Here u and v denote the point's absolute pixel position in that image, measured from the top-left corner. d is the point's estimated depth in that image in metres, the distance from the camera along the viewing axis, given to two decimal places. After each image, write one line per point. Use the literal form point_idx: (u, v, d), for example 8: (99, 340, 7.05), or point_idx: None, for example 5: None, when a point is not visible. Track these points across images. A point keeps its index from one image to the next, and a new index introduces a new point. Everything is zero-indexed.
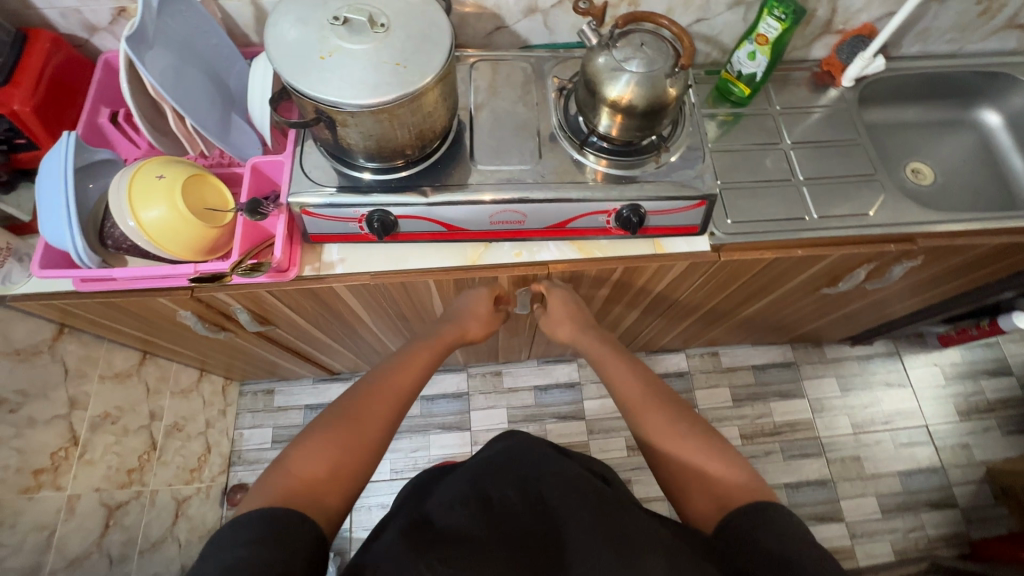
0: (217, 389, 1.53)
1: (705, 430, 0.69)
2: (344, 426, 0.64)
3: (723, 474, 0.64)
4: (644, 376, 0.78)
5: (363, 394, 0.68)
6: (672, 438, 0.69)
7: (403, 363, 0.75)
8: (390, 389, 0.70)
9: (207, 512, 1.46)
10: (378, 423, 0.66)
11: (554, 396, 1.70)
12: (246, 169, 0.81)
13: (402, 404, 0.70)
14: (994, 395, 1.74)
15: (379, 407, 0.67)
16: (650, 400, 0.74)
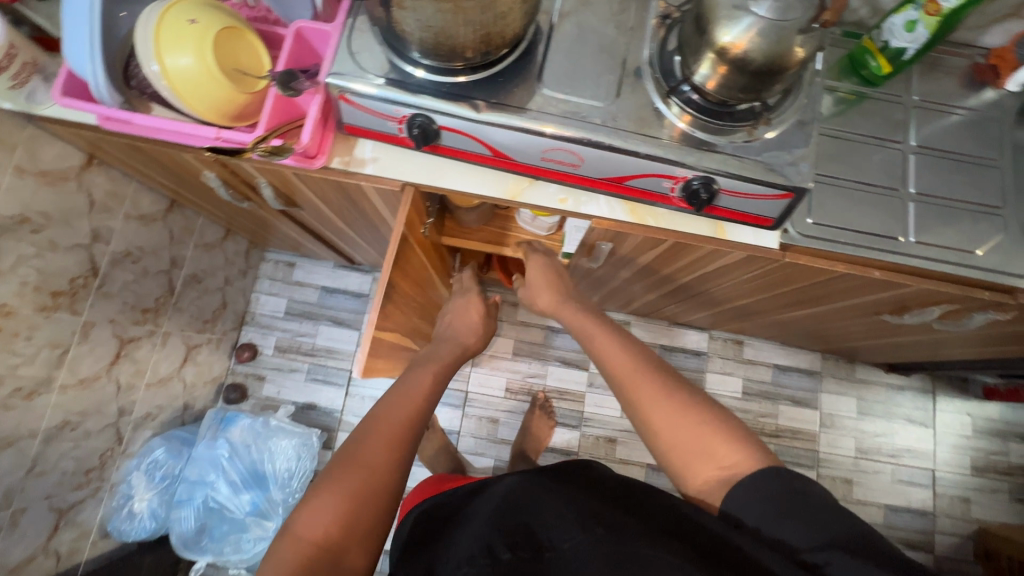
0: (241, 251, 1.55)
1: (701, 396, 0.72)
2: (349, 481, 0.62)
3: (727, 451, 0.66)
4: (632, 350, 0.81)
5: (366, 436, 0.67)
6: (671, 417, 0.70)
7: (401, 394, 0.75)
8: (392, 424, 0.70)
9: (215, 362, 1.54)
10: (379, 466, 0.65)
11: (563, 341, 1.67)
12: (289, 33, 0.72)
13: (412, 429, 0.71)
14: (1017, 460, 1.64)
15: (379, 447, 0.66)
16: (637, 370, 0.77)
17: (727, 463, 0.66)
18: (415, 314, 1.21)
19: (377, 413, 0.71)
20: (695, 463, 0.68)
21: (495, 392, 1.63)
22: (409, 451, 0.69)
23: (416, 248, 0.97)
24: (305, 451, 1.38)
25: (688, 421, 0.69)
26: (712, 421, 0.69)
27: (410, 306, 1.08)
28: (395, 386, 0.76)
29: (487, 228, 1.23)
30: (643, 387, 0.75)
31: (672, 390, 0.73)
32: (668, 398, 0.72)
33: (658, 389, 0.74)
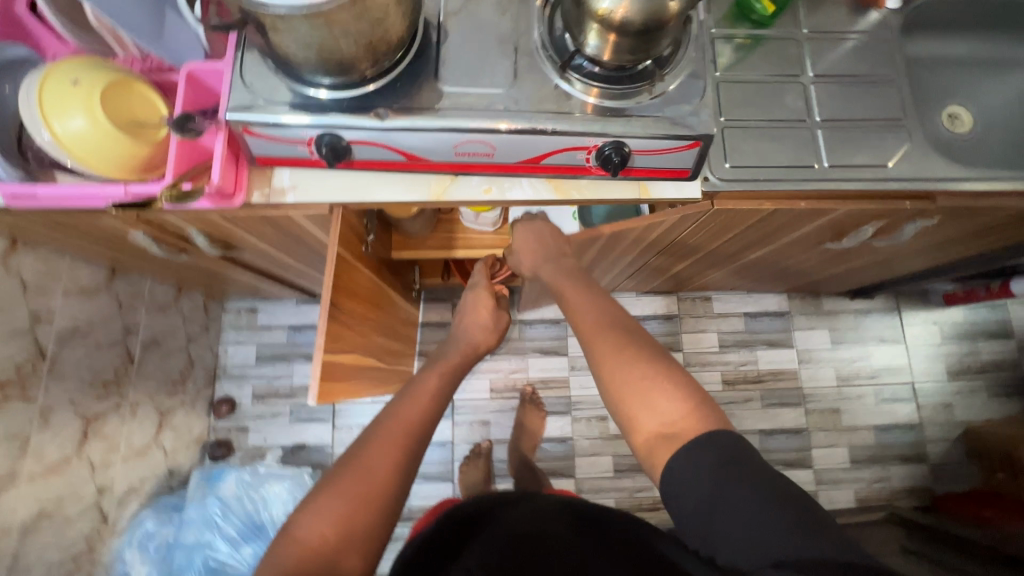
0: (198, 306, 1.52)
1: (657, 356, 0.67)
2: (353, 488, 0.63)
3: (675, 403, 0.63)
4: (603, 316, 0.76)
5: (366, 445, 0.68)
6: (624, 368, 0.67)
7: (400, 406, 0.74)
8: (392, 435, 0.70)
9: (193, 422, 1.52)
10: (379, 480, 0.65)
11: (538, 331, 1.68)
12: (182, 77, 0.72)
13: (414, 439, 0.71)
14: (989, 357, 1.70)
15: (380, 461, 0.67)
16: (603, 332, 0.73)
17: (671, 416, 0.62)
18: (382, 333, 1.21)
19: (376, 426, 0.71)
20: (639, 413, 0.63)
21: (482, 395, 1.64)
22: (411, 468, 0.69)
23: (360, 265, 0.97)
24: (299, 491, 1.36)
25: (643, 374, 0.65)
26: (667, 377, 0.65)
27: (370, 327, 1.08)
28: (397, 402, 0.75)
29: (435, 235, 1.24)
30: (603, 339, 0.72)
31: (634, 340, 0.71)
32: (628, 349, 0.69)
33: (618, 339, 0.71)
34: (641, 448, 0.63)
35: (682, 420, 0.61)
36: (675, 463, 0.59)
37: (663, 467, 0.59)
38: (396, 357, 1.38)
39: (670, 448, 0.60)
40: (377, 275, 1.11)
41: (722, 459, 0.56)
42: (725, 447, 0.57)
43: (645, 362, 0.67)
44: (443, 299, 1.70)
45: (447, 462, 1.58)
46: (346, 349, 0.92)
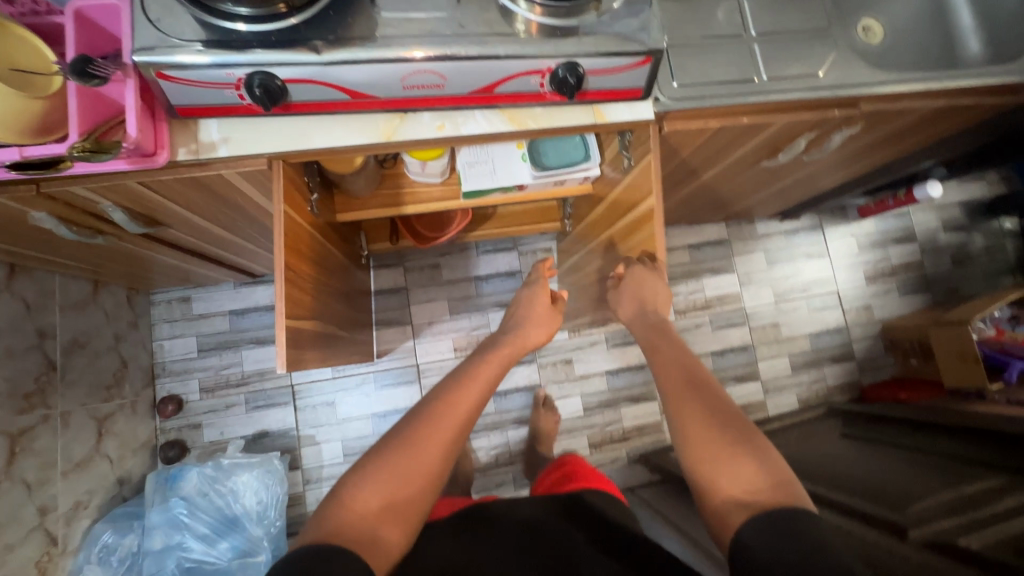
0: (121, 301, 1.38)
1: (750, 437, 0.70)
2: (402, 466, 0.67)
3: (759, 476, 0.65)
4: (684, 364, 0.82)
5: (415, 433, 0.70)
6: (707, 416, 0.72)
7: (457, 396, 0.75)
8: (447, 430, 0.71)
9: (138, 426, 1.40)
10: (428, 470, 0.68)
11: (495, 285, 1.67)
12: (69, 18, 0.62)
13: (469, 422, 0.74)
14: (898, 260, 1.90)
15: (434, 451, 0.70)
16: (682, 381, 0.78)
17: (754, 488, 0.65)
18: (339, 300, 1.16)
19: (430, 415, 0.72)
20: (722, 476, 0.66)
21: (446, 355, 1.62)
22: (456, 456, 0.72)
23: (307, 223, 0.91)
24: (270, 478, 1.30)
25: (721, 435, 0.70)
26: (755, 448, 0.68)
27: (327, 293, 1.03)
28: (447, 394, 0.75)
29: (381, 192, 1.18)
30: (686, 390, 0.77)
31: (714, 398, 0.75)
32: (719, 408, 0.73)
33: (699, 397, 0.76)
34: (712, 513, 0.65)
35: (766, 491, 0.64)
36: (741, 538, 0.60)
37: (737, 534, 0.61)
38: (354, 326, 1.33)
39: (747, 516, 0.62)
40: (324, 237, 1.05)
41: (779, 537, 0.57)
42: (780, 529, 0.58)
43: (723, 423, 0.72)
44: (394, 264, 1.65)
45: None
46: (307, 314, 0.87)
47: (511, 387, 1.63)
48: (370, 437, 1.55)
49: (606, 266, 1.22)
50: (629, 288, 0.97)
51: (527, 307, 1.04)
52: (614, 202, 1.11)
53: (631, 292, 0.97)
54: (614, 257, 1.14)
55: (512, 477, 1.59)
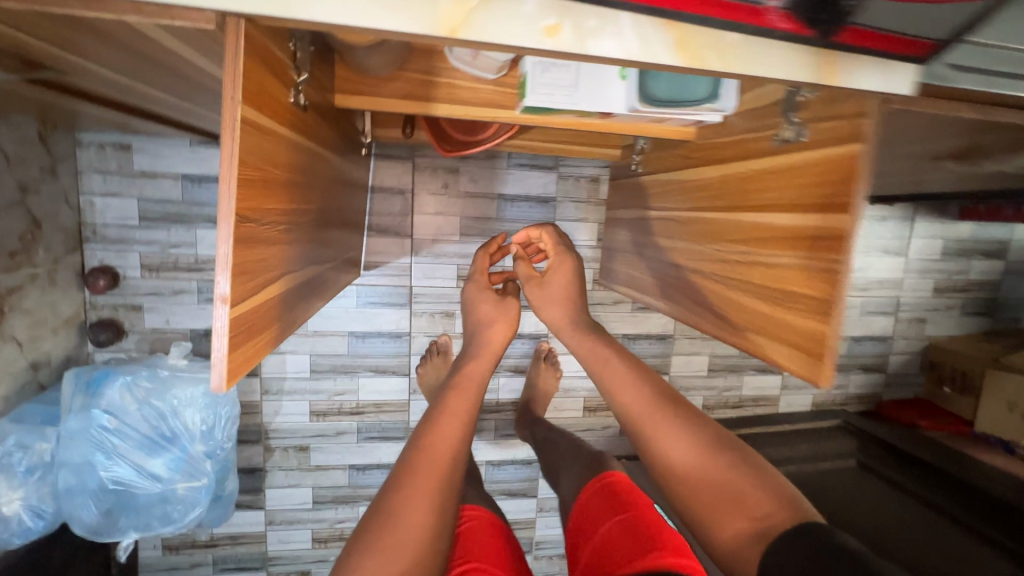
0: (29, 139, 1.02)
1: (741, 460, 0.68)
2: (394, 534, 0.66)
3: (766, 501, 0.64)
4: (649, 384, 0.78)
5: (404, 496, 0.69)
6: (693, 459, 0.69)
7: (433, 441, 0.76)
8: (427, 483, 0.71)
9: (59, 300, 1.13)
10: (419, 524, 0.68)
11: (521, 211, 1.35)
12: None
13: (448, 466, 0.75)
14: (976, 276, 1.65)
15: (423, 509, 0.69)
16: (655, 411, 0.74)
17: (759, 514, 0.63)
18: (325, 219, 0.84)
19: (413, 469, 0.72)
20: (725, 514, 0.64)
21: (447, 283, 1.35)
22: (447, 512, 0.72)
23: (283, 121, 0.56)
24: (219, 396, 1.10)
25: (720, 471, 0.67)
26: (754, 478, 0.65)
27: (308, 220, 0.72)
28: (425, 448, 0.75)
29: (404, 74, 0.80)
30: (664, 424, 0.72)
31: (698, 433, 0.71)
32: (699, 443, 0.70)
33: (684, 432, 0.71)
34: (726, 550, 0.63)
35: (771, 518, 0.61)
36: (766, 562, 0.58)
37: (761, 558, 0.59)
38: (341, 243, 1.03)
39: (756, 547, 0.60)
40: (313, 134, 0.70)
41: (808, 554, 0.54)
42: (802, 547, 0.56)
43: (717, 455, 0.68)
44: (400, 158, 1.29)
45: (403, 356, 1.36)
46: (267, 274, 0.55)
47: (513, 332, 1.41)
48: (343, 356, 1.34)
49: (682, 246, 0.91)
50: (553, 288, 1.00)
51: (475, 302, 1.07)
52: (732, 171, 0.77)
53: (555, 294, 0.98)
54: (705, 243, 0.84)
55: (493, 424, 1.45)
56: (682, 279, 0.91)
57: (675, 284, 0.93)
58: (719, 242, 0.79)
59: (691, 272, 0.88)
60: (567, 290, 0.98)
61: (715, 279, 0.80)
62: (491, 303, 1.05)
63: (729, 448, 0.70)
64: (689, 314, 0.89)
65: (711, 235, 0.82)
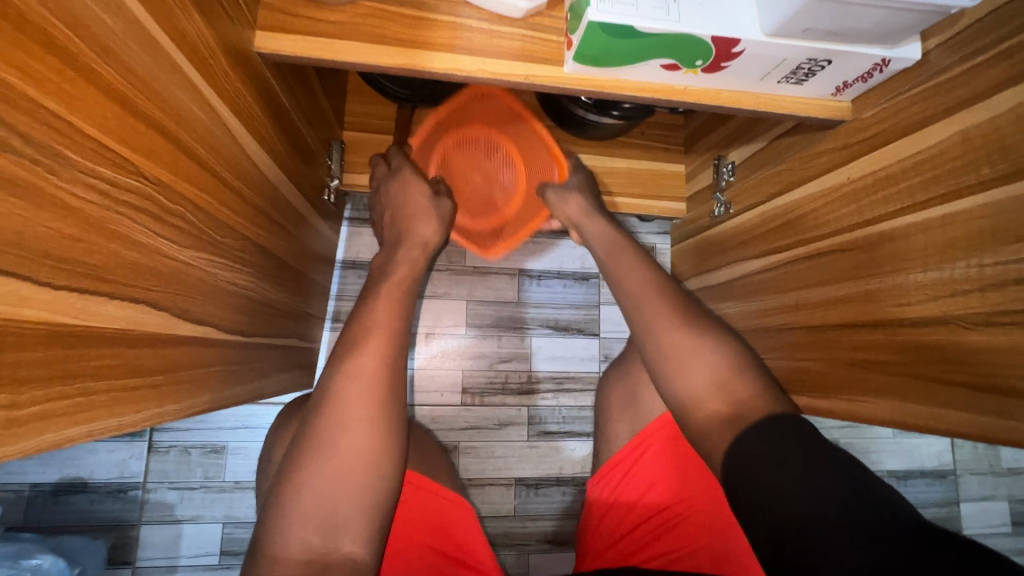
0: None
1: (744, 363, 0.55)
2: (322, 473, 0.48)
3: (757, 396, 0.52)
4: (662, 279, 0.64)
5: (330, 421, 0.50)
6: (709, 387, 0.53)
7: (360, 353, 0.53)
8: (360, 406, 0.51)
9: None
10: (355, 457, 0.49)
11: (550, 293, 0.96)
12: None
13: (393, 378, 0.54)
14: None
15: (365, 431, 0.50)
16: (666, 308, 0.60)
17: (737, 397, 0.52)
18: (227, 245, 0.45)
19: (340, 388, 0.51)
20: (709, 393, 0.53)
21: (446, 399, 0.91)
22: (399, 429, 0.53)
23: None
24: None
25: (745, 400, 0.51)
26: (744, 372, 0.54)
27: (145, 223, 0.33)
28: (347, 366, 0.52)
29: (378, 8, 0.48)
30: (690, 361, 0.55)
31: (725, 361, 0.55)
32: (730, 375, 0.54)
33: (706, 365, 0.55)
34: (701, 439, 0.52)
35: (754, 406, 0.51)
36: (736, 447, 0.47)
37: (734, 441, 0.47)
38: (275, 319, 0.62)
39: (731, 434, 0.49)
40: (173, 29, 0.33)
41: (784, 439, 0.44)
42: (786, 433, 0.45)
43: (737, 377, 0.54)
44: None
45: None
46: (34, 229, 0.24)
47: (546, 475, 0.92)
48: None
49: (884, 287, 0.49)
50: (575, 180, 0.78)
51: (409, 187, 0.72)
52: (1005, 106, 0.39)
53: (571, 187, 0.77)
54: (964, 259, 0.41)
55: None
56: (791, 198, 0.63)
57: (881, 361, 0.48)
58: (1020, 242, 0.37)
59: (930, 327, 0.44)
60: (595, 196, 0.78)
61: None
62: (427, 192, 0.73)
63: (748, 363, 0.56)
64: (943, 415, 0.42)
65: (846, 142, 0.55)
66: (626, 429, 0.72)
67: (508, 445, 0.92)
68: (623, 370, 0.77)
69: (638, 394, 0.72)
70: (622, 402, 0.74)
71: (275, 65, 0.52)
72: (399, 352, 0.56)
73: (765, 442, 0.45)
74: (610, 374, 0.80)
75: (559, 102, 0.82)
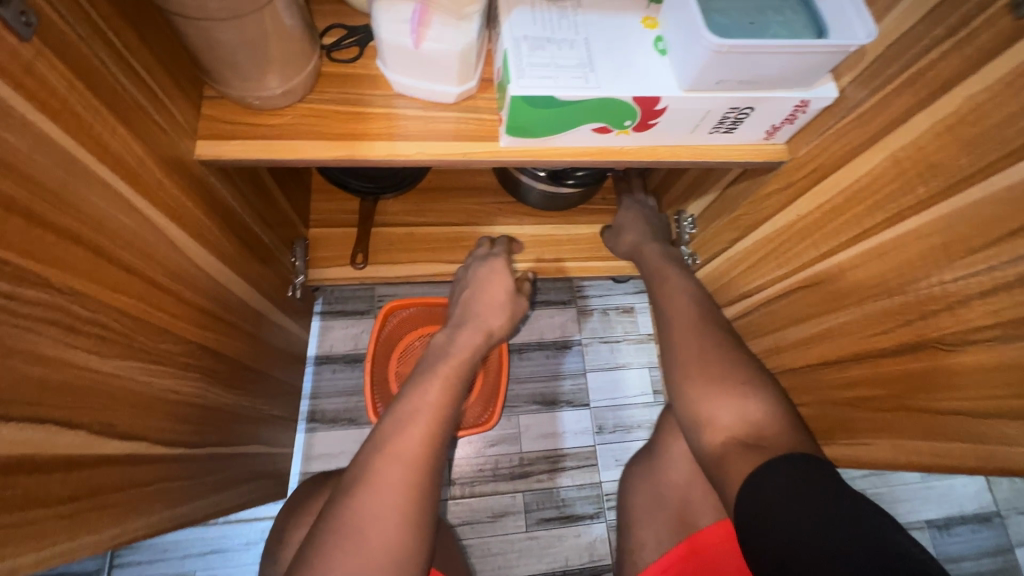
0: None
1: (775, 395, 0.49)
2: (345, 565, 0.43)
3: (781, 427, 0.46)
4: (704, 302, 0.60)
5: (364, 505, 0.45)
6: (728, 409, 0.49)
7: (407, 432, 0.49)
8: (397, 492, 0.46)
9: None
10: (384, 549, 0.44)
11: (533, 365, 0.93)
12: None
13: (434, 467, 0.49)
14: None
15: (395, 521, 0.45)
16: (703, 324, 0.57)
17: (756, 424, 0.46)
18: (165, 352, 0.43)
19: (381, 470, 0.47)
20: (723, 410, 0.49)
21: None
22: (430, 522, 0.48)
23: None
24: None
25: (766, 430, 0.46)
26: (771, 403, 0.48)
27: (51, 343, 0.31)
28: (391, 446, 0.48)
29: (316, 108, 0.51)
30: (713, 381, 0.51)
31: (753, 390, 0.49)
32: (750, 400, 0.48)
33: (726, 387, 0.50)
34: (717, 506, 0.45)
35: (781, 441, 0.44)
36: (751, 485, 0.40)
37: (760, 467, 0.41)
38: (236, 427, 0.59)
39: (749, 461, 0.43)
40: (94, 142, 0.34)
41: (800, 488, 0.38)
42: (802, 468, 0.39)
43: (762, 405, 0.48)
44: (358, 314, 0.93)
45: None
46: None
47: (552, 569, 0.83)
48: None
49: (856, 318, 0.46)
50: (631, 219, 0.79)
51: (493, 275, 0.71)
52: (923, 127, 0.40)
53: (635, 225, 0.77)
54: (925, 279, 0.40)
55: None
56: (756, 241, 0.62)
57: (871, 396, 0.45)
58: (973, 254, 0.36)
59: (912, 354, 0.41)
60: (659, 232, 0.77)
61: (1007, 337, 0.34)
62: (508, 287, 0.71)
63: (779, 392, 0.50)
64: (948, 448, 0.38)
65: (795, 181, 0.55)
66: (653, 537, 0.62)
67: (506, 539, 0.84)
68: (645, 465, 0.69)
69: (665, 487, 0.64)
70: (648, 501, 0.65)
71: (223, 172, 0.53)
72: (443, 434, 0.52)
73: (783, 462, 0.40)
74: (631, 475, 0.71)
75: (517, 178, 0.84)
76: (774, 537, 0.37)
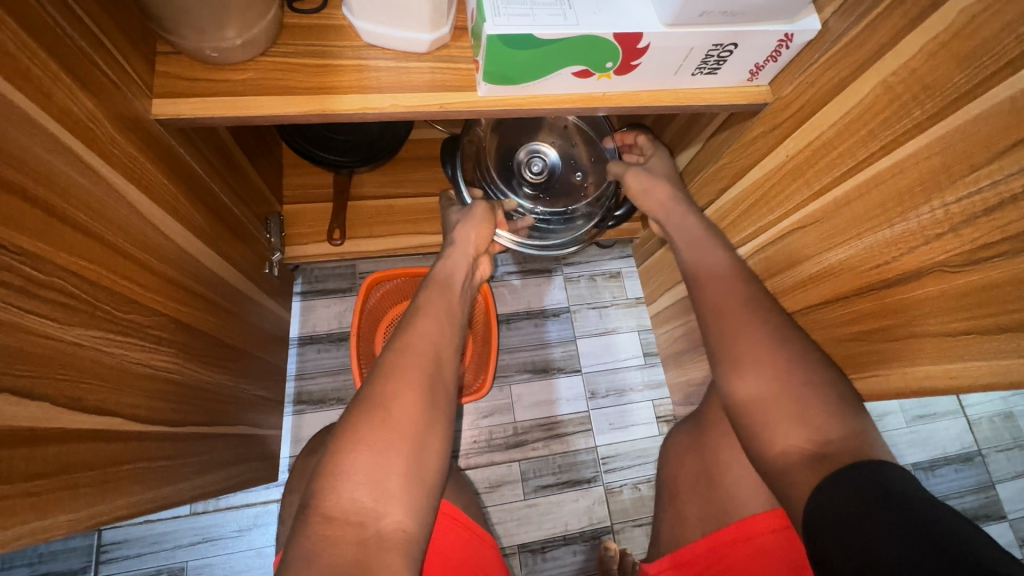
0: None
1: (833, 391, 0.44)
2: (374, 433, 0.40)
3: (841, 425, 0.42)
4: (753, 292, 0.52)
5: (385, 384, 0.43)
6: (787, 408, 0.44)
7: (416, 328, 0.47)
8: (415, 374, 0.44)
9: None
10: (410, 422, 0.41)
11: (524, 335, 0.91)
12: None
13: (448, 357, 0.47)
14: None
15: (413, 396, 0.42)
16: (755, 327, 0.49)
17: (822, 427, 0.42)
18: (134, 324, 0.41)
19: (399, 354, 0.45)
20: (780, 416, 0.44)
21: None
22: (453, 405, 0.45)
23: None
24: None
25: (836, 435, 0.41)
26: (830, 395, 0.44)
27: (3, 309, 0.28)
28: (401, 339, 0.46)
29: (280, 62, 0.48)
30: (767, 389, 0.45)
31: (810, 389, 0.44)
32: (813, 401, 0.43)
33: (790, 395, 0.44)
34: (770, 465, 0.44)
35: (846, 443, 0.41)
36: (821, 493, 0.38)
37: (836, 469, 0.38)
38: (221, 405, 0.57)
39: None
40: (35, 89, 0.31)
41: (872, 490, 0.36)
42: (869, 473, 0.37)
43: (818, 400, 0.43)
44: (339, 292, 0.90)
45: None
46: None
47: (551, 535, 0.83)
48: None
49: (856, 253, 0.46)
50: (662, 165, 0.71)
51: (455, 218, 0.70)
52: (915, 49, 0.39)
53: (661, 169, 0.70)
54: (926, 204, 0.39)
55: None
56: (746, 190, 0.61)
57: (881, 328, 0.45)
58: (977, 171, 0.35)
59: (917, 281, 0.41)
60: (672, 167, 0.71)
61: (1016, 251, 0.34)
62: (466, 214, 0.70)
63: (834, 372, 0.46)
64: (963, 368, 0.38)
65: (780, 123, 0.54)
66: (697, 512, 0.61)
67: (505, 508, 0.83)
68: (691, 435, 0.69)
69: (713, 471, 0.62)
70: (694, 480, 0.64)
71: (184, 135, 0.50)
72: (452, 331, 0.50)
73: (865, 463, 0.38)
74: (677, 448, 0.70)
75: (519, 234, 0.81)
76: (847, 522, 0.35)
